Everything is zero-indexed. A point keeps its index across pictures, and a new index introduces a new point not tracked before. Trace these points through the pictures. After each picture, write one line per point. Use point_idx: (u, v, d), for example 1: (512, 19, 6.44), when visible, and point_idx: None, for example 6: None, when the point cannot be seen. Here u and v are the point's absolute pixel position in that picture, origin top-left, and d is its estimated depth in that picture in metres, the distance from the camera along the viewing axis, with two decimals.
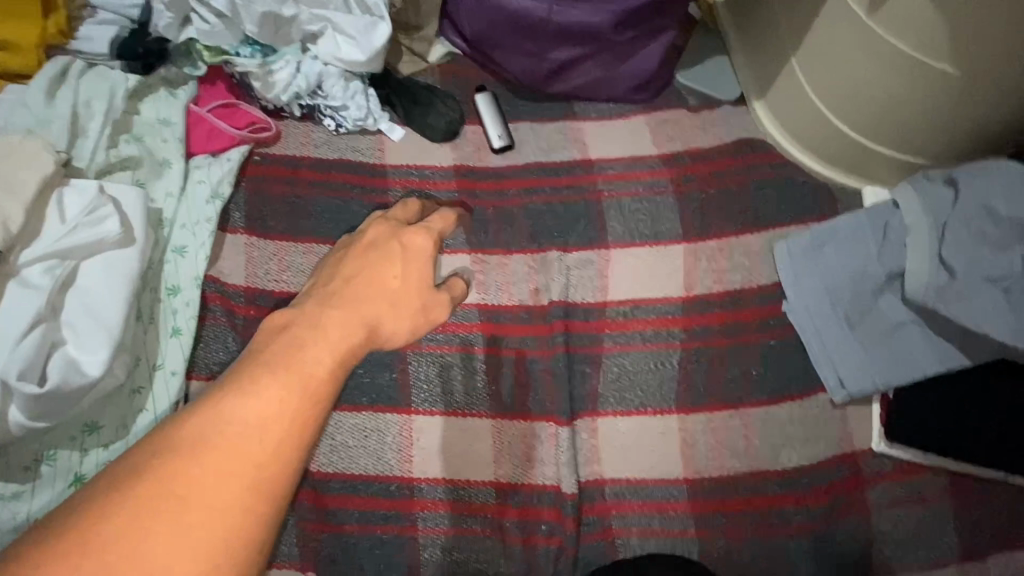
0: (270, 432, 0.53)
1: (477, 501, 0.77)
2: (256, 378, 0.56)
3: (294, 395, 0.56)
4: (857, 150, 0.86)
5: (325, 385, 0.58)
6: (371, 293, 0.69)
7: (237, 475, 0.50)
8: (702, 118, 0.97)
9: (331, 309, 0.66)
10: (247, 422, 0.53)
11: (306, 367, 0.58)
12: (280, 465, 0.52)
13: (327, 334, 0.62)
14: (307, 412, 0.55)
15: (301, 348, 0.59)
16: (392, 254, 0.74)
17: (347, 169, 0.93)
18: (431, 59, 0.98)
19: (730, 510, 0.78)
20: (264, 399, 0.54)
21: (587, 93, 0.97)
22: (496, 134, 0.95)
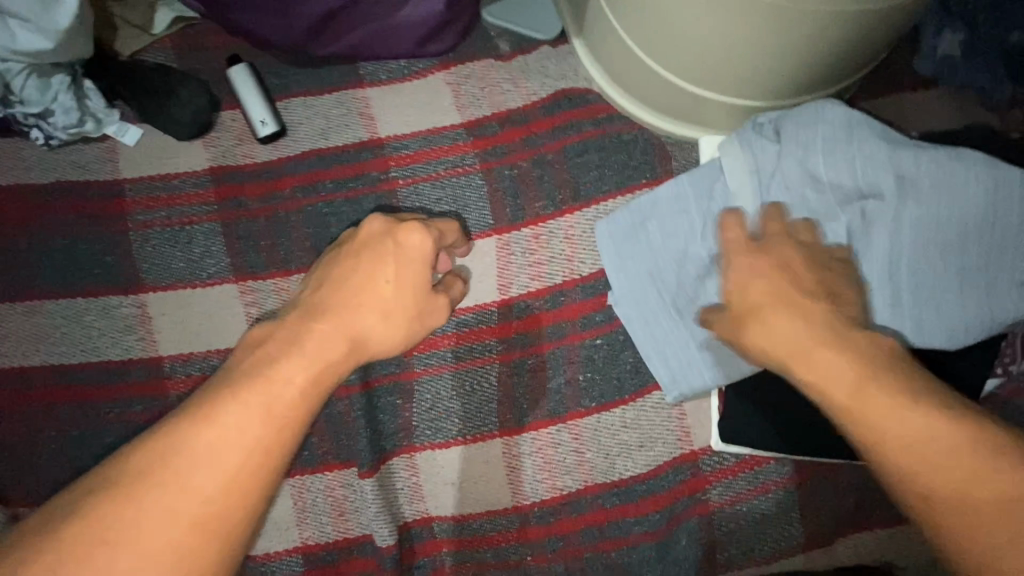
0: (228, 465, 0.44)
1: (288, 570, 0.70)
2: (217, 399, 0.46)
3: (267, 414, 0.46)
4: (686, 98, 0.71)
5: (297, 412, 0.48)
6: (360, 316, 0.55)
7: (183, 512, 0.42)
8: (513, 66, 0.80)
9: (324, 327, 0.53)
10: (215, 441, 0.44)
11: (279, 393, 0.48)
12: (234, 504, 0.44)
13: (304, 350, 0.51)
14: (272, 441, 0.46)
15: (276, 364, 0.49)
16: (381, 254, 0.58)
17: (72, 193, 0.73)
18: (157, 31, 0.76)
19: (569, 531, 0.71)
20: (233, 428, 0.45)
21: (368, 53, 0.78)
22: (260, 120, 0.75)
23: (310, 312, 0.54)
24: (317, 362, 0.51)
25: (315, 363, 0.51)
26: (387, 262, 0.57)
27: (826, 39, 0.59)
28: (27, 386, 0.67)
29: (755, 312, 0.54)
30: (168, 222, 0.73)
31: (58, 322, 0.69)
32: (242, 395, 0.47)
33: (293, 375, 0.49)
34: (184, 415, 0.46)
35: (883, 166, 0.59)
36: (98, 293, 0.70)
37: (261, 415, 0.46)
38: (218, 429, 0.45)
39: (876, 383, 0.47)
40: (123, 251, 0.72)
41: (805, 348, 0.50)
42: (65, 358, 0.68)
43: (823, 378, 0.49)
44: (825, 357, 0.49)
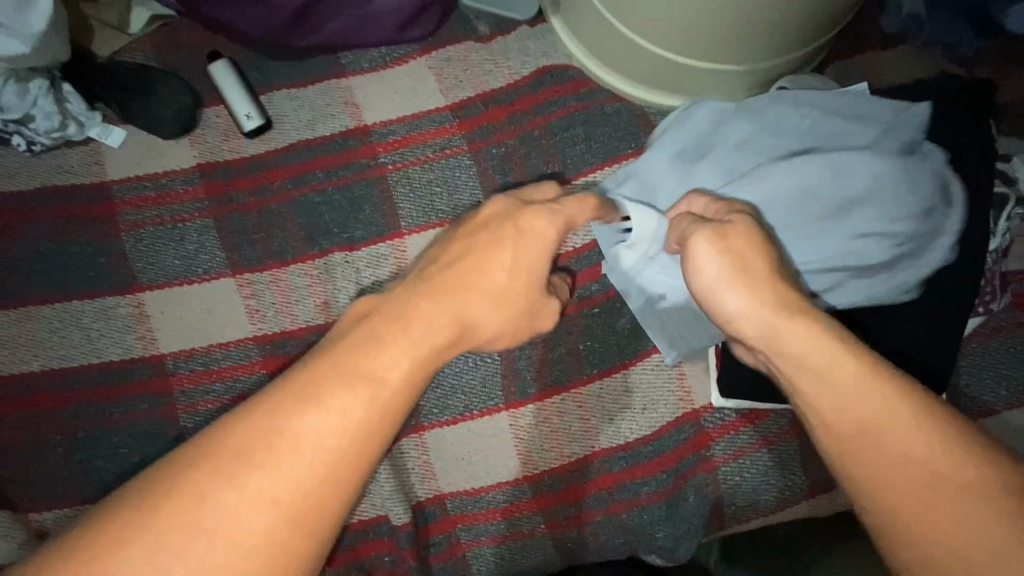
0: (326, 456, 0.44)
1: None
2: (322, 385, 0.46)
3: (368, 402, 0.46)
4: (673, 68, 0.73)
5: (397, 401, 0.47)
6: (478, 309, 0.54)
7: (291, 495, 0.43)
8: (493, 48, 0.81)
9: (428, 315, 0.51)
10: (317, 426, 0.44)
11: (381, 384, 0.47)
12: (333, 489, 0.44)
13: (407, 333, 0.49)
14: (373, 429, 0.46)
15: (381, 345, 0.48)
16: (499, 237, 0.56)
17: (58, 197, 0.73)
18: (134, 31, 0.76)
19: (580, 497, 0.72)
20: (337, 414, 0.45)
21: (349, 41, 0.78)
22: (245, 115, 0.76)
23: (426, 290, 0.53)
24: (422, 349, 0.49)
25: (413, 354, 0.49)
26: (505, 246, 0.56)
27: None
28: (28, 393, 0.67)
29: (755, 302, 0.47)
30: (159, 221, 0.73)
31: (53, 326, 0.69)
32: (338, 383, 0.46)
33: (393, 359, 0.48)
34: (286, 397, 0.45)
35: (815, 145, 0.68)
36: (93, 295, 0.70)
37: (364, 405, 0.45)
38: (314, 420, 0.44)
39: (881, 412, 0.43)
40: (116, 252, 0.72)
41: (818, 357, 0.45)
42: (64, 362, 0.68)
43: (824, 390, 0.44)
44: (836, 366, 0.44)
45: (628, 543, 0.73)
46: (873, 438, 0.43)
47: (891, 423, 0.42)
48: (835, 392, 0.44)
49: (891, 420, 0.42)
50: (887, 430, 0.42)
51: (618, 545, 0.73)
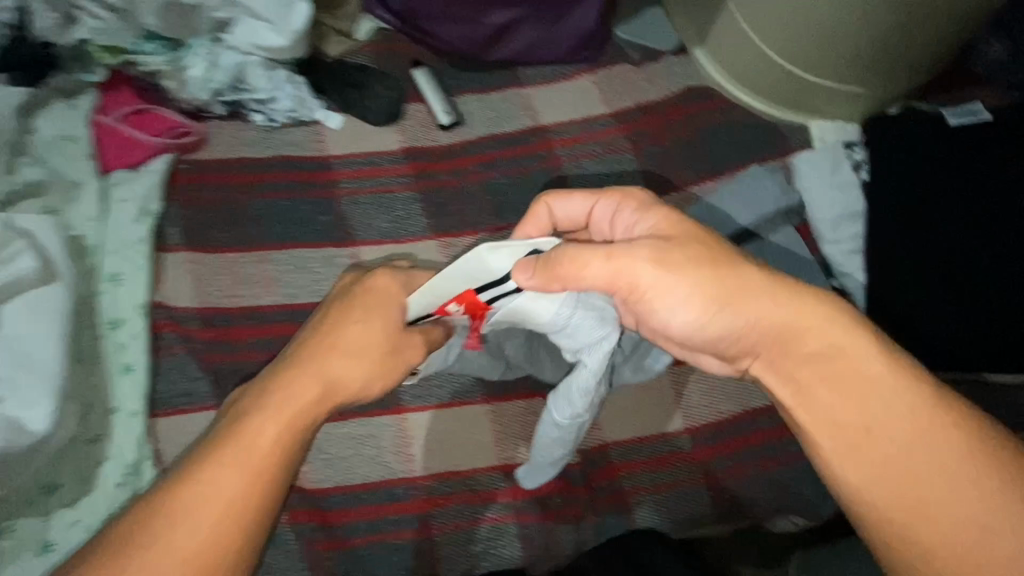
0: (213, 516, 0.46)
1: (487, 488, 0.76)
2: (200, 464, 0.48)
3: (249, 461, 0.49)
4: (799, 83, 0.88)
5: (278, 456, 0.50)
6: (333, 370, 0.56)
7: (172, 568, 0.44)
8: (646, 71, 0.96)
9: (303, 374, 0.55)
10: (212, 490, 0.47)
11: (259, 442, 0.50)
12: (220, 548, 0.45)
13: (278, 401, 0.53)
14: (256, 488, 0.48)
15: (247, 417, 0.51)
16: (347, 309, 0.60)
17: (289, 166, 0.85)
18: (360, 38, 0.93)
19: (734, 451, 0.80)
20: (220, 486, 0.47)
21: (528, 58, 0.94)
22: (441, 110, 0.90)
23: (316, 352, 0.57)
24: (293, 414, 0.53)
25: (284, 415, 0.52)
26: (354, 316, 0.59)
27: (920, 30, 0.78)
28: (261, 322, 0.76)
29: (742, 307, 0.55)
30: (371, 190, 0.85)
31: (284, 269, 0.80)
32: (217, 451, 0.49)
33: (260, 425, 0.51)
34: (194, 463, 0.48)
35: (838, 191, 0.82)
36: (318, 246, 0.81)
37: (240, 470, 0.48)
38: (206, 478, 0.47)
39: (886, 421, 0.51)
40: (335, 213, 0.83)
41: (839, 371, 0.53)
42: (292, 299, 0.78)
43: (844, 404, 0.52)
44: (857, 381, 0.52)
45: (778, 499, 0.79)
46: (880, 447, 0.50)
47: (903, 432, 0.50)
48: (841, 398, 0.52)
49: (903, 430, 0.50)
50: (877, 423, 0.51)
51: (767, 501, 0.79)
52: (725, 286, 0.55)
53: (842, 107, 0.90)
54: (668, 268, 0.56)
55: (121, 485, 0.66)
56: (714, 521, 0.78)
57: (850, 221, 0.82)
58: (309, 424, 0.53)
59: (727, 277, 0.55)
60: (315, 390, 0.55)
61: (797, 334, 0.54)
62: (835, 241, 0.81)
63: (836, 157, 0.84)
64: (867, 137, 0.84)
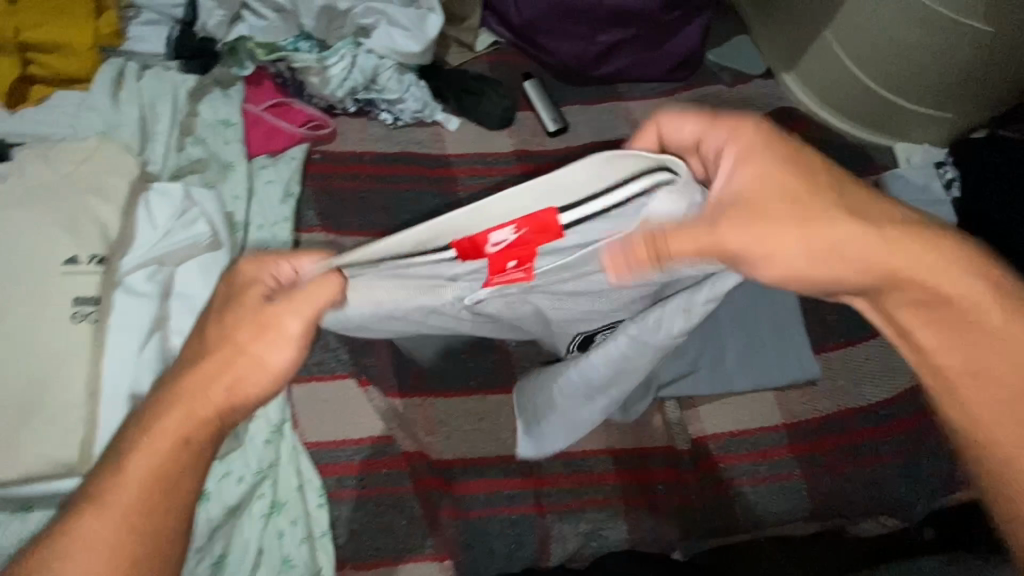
0: (90, 566, 0.43)
1: (597, 470, 0.79)
2: (83, 508, 0.45)
3: (123, 500, 0.45)
4: (890, 108, 0.95)
5: (151, 494, 0.45)
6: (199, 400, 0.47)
7: None
8: (737, 91, 1.03)
9: (169, 406, 0.47)
10: (91, 536, 0.44)
11: (122, 490, 0.45)
12: None
13: (153, 432, 0.47)
14: (123, 543, 0.44)
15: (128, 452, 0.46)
16: (218, 310, 0.49)
17: (413, 161, 0.92)
18: (479, 50, 1.01)
19: (830, 449, 0.83)
20: (91, 532, 0.44)
21: (629, 75, 1.01)
22: (550, 118, 0.97)
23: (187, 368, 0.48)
24: (161, 449, 0.46)
25: (162, 451, 0.46)
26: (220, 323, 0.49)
27: (1010, 66, 0.84)
28: None
29: (812, 270, 0.47)
30: (488, 187, 0.92)
31: None
32: (101, 499, 0.45)
33: (149, 449, 0.46)
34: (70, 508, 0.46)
35: (931, 207, 0.89)
36: None
37: (111, 513, 0.44)
38: (82, 525, 0.44)
39: (1001, 365, 0.48)
40: (456, 205, 0.90)
41: (967, 317, 0.48)
42: None
43: (924, 321, 0.49)
44: (947, 301, 0.48)
45: (872, 496, 0.82)
46: (987, 392, 0.48)
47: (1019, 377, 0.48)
48: (921, 317, 0.49)
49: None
50: (954, 328, 0.49)
51: (860, 498, 0.82)
52: (818, 238, 0.45)
53: (926, 131, 0.97)
54: (750, 215, 0.46)
55: (268, 442, 0.71)
56: (809, 515, 0.81)
57: None
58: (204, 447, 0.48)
59: (822, 226, 0.45)
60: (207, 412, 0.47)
61: (915, 284, 0.47)
62: None
63: (924, 176, 0.91)
64: (956, 156, 0.90)
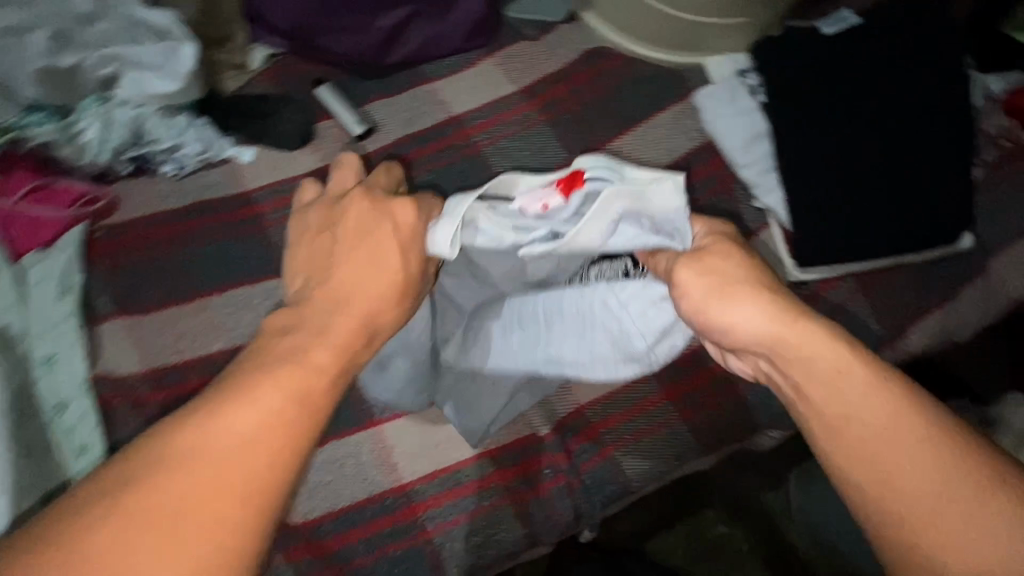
0: (247, 467, 0.45)
1: (477, 475, 0.76)
2: (251, 382, 0.48)
3: (286, 391, 0.48)
4: (687, 26, 0.92)
5: (325, 393, 0.50)
6: (312, 368, 0.50)
7: (216, 490, 0.43)
8: (544, 43, 0.97)
9: (349, 314, 0.54)
10: (240, 426, 0.46)
11: (301, 374, 0.49)
12: (261, 490, 0.45)
13: (336, 331, 0.52)
14: (290, 432, 0.47)
15: (325, 332, 0.52)
16: (371, 231, 0.57)
17: (210, 210, 0.84)
18: (253, 67, 0.92)
19: (700, 385, 0.82)
20: (260, 406, 0.47)
21: (425, 56, 0.95)
22: (353, 120, 0.90)
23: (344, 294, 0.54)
24: (337, 346, 0.52)
25: (298, 385, 0.49)
26: (380, 245, 0.56)
27: None
28: (212, 368, 0.74)
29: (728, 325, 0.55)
30: None
31: (225, 311, 0.78)
32: (253, 392, 0.47)
33: (266, 441, 0.46)
34: (157, 458, 0.44)
35: (740, 117, 0.88)
36: (251, 282, 0.80)
37: (283, 398, 0.48)
38: (189, 488, 0.43)
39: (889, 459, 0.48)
40: (266, 244, 0.82)
41: (829, 371, 0.51)
42: (239, 340, 0.77)
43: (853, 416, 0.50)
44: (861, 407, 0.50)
45: (751, 417, 0.83)
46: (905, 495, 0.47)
47: (885, 446, 0.49)
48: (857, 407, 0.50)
49: (892, 436, 0.49)
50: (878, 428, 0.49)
51: (739, 423, 0.82)
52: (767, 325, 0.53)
53: (730, 40, 0.95)
54: (725, 292, 0.55)
55: None
56: (697, 455, 0.82)
57: (758, 141, 0.87)
58: (309, 434, 0.48)
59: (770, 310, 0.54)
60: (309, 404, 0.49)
61: (786, 358, 0.53)
62: (748, 164, 0.87)
63: (731, 87, 0.90)
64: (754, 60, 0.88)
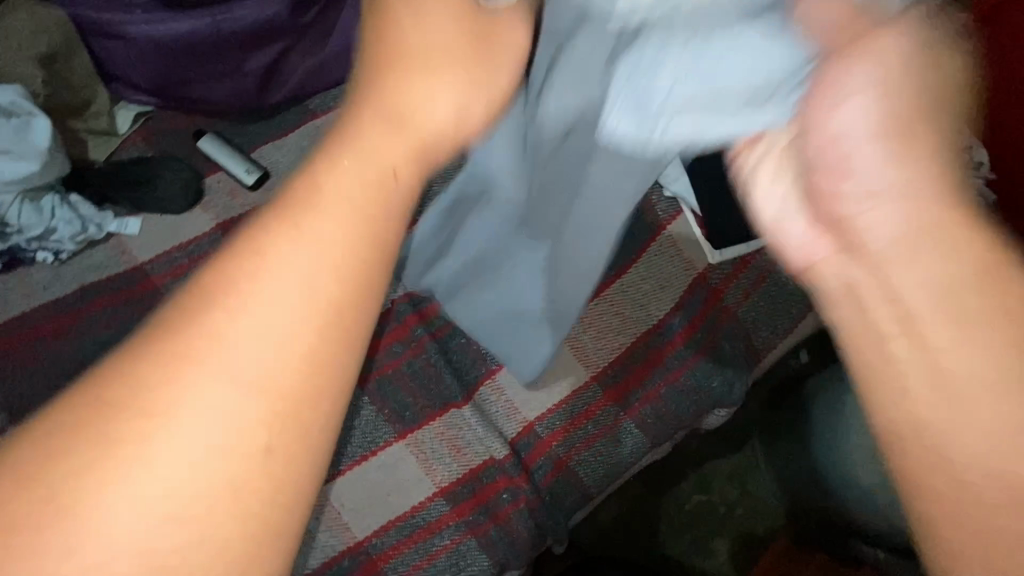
0: (266, 374, 0.32)
1: (380, 437, 0.76)
2: (254, 261, 0.33)
3: (312, 273, 0.34)
4: None
5: (363, 275, 0.35)
6: (333, 240, 0.35)
7: (214, 463, 0.30)
8: None
9: (380, 132, 0.39)
10: (259, 324, 0.32)
11: (334, 245, 0.35)
12: (265, 471, 0.31)
13: (350, 195, 0.36)
14: (317, 340, 0.33)
15: (327, 196, 0.36)
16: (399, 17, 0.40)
17: (101, 292, 0.78)
18: (123, 131, 0.87)
19: (642, 379, 0.82)
20: (272, 309, 0.33)
21: (310, 90, 0.90)
22: (244, 171, 0.85)
23: (383, 81, 0.40)
24: (370, 203, 0.37)
25: (338, 268, 0.34)
26: (405, 30, 0.40)
27: None
28: None
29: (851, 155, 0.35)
30: None
31: None
32: (263, 271, 0.33)
33: (287, 330, 0.33)
34: (162, 346, 0.31)
35: None
36: None
37: (299, 284, 0.33)
38: (192, 414, 0.31)
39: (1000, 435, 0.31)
40: None
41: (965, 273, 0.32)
42: None
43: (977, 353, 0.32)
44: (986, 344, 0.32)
45: (698, 401, 0.82)
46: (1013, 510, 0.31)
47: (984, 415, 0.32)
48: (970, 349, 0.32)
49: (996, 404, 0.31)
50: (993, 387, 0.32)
51: (687, 409, 0.83)
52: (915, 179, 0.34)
53: None
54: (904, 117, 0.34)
55: None
56: (650, 447, 0.82)
57: None
58: (342, 358, 0.34)
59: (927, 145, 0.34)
60: (345, 268, 0.35)
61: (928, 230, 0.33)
62: None
63: None
64: None
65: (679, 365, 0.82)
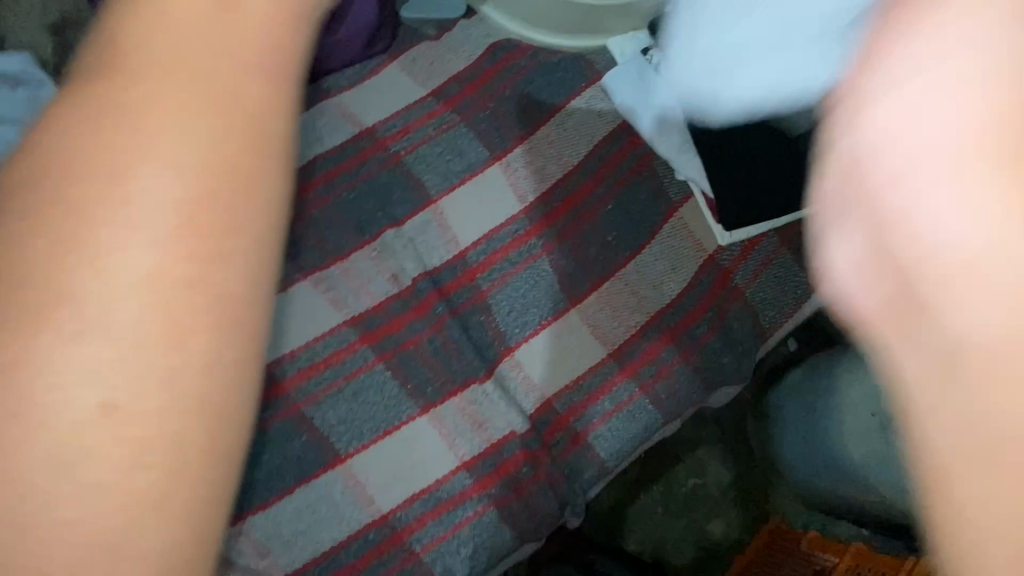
0: (142, 307, 0.26)
1: (298, 370, 0.77)
2: (84, 161, 0.27)
3: (174, 171, 0.27)
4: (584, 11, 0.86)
5: (255, 171, 0.29)
6: (185, 128, 0.28)
7: (68, 432, 0.25)
8: (447, 40, 0.93)
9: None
10: (105, 240, 0.26)
11: (180, 136, 0.28)
12: (152, 436, 0.26)
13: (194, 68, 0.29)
14: (216, 254, 0.27)
15: (193, 67, 0.28)
16: None
17: None
18: None
19: (656, 356, 0.83)
20: (128, 219, 0.26)
21: (324, 69, 0.90)
22: None
23: None
24: (255, 79, 0.29)
25: (194, 158, 0.27)
26: None
27: None
28: None
29: None
30: None
31: None
32: (126, 172, 0.27)
33: (152, 246, 0.26)
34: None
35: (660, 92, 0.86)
36: None
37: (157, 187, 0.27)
38: (42, 363, 0.25)
39: None
40: None
41: None
42: None
43: None
44: None
45: (708, 377, 0.85)
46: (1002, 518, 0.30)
47: None
48: None
49: None
50: None
51: (698, 385, 0.85)
52: None
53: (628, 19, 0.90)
54: None
55: None
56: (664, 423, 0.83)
57: None
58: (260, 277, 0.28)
59: None
60: (211, 147, 0.28)
61: None
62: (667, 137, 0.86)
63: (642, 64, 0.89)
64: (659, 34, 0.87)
65: (691, 343, 0.85)
